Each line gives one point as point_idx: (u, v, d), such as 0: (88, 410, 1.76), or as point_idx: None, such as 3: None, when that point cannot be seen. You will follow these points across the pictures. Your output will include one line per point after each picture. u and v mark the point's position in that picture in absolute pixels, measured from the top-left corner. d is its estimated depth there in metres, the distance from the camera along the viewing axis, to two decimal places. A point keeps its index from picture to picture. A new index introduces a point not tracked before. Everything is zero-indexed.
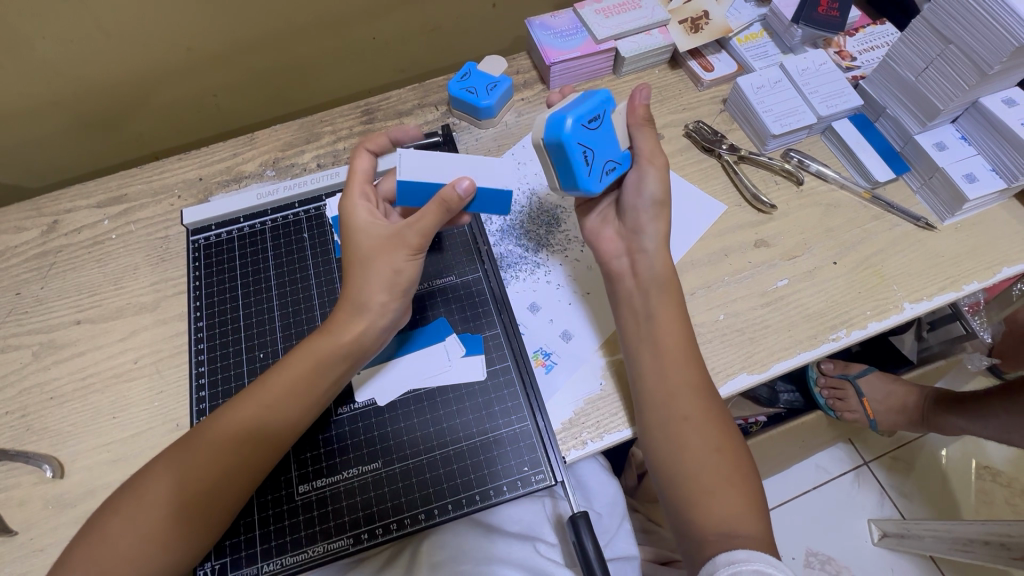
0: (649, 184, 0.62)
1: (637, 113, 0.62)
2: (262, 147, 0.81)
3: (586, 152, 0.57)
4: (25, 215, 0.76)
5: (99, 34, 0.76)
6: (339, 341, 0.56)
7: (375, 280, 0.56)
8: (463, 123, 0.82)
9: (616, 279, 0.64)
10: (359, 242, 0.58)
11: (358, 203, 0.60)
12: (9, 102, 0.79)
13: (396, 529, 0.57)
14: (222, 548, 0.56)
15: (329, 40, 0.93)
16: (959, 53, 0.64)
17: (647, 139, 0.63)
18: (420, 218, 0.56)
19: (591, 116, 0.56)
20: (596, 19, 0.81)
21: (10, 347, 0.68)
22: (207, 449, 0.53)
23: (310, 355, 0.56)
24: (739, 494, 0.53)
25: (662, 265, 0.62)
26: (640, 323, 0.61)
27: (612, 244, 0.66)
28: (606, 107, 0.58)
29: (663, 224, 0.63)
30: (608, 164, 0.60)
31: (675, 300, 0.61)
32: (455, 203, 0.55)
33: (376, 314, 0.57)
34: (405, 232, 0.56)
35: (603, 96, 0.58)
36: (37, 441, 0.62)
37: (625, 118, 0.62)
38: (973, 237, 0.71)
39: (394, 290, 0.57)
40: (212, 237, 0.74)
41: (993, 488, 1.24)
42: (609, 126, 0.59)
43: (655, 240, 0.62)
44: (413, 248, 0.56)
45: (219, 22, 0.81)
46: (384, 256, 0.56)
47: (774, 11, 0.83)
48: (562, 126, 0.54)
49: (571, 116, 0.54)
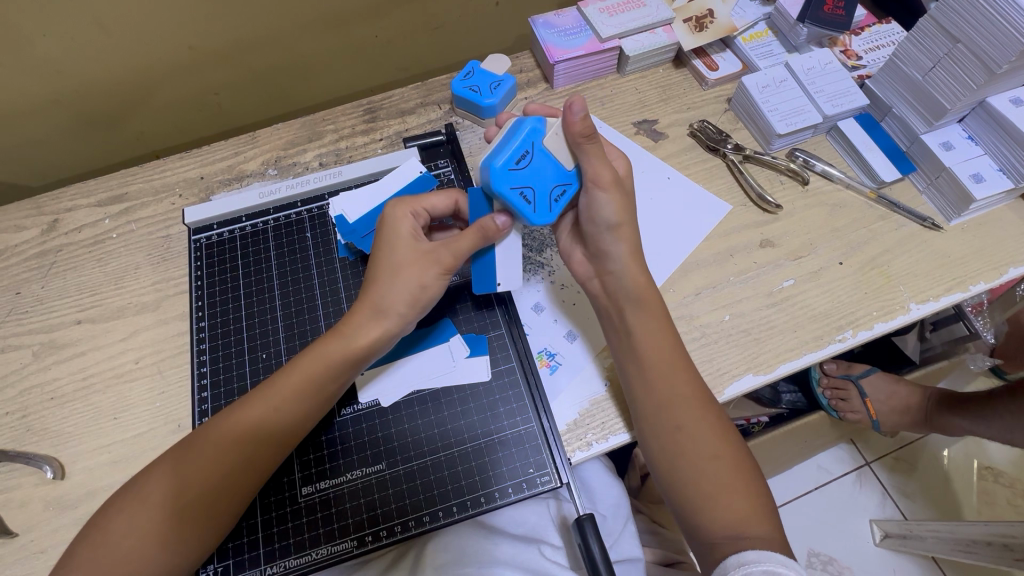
0: (602, 207, 0.58)
1: (573, 131, 0.54)
2: (264, 146, 0.80)
3: (524, 193, 0.55)
4: (25, 214, 0.75)
5: (99, 31, 0.75)
6: (353, 343, 0.55)
7: (400, 290, 0.56)
8: (466, 123, 0.82)
9: (592, 300, 0.63)
10: (392, 247, 0.58)
11: (402, 207, 0.60)
12: (9, 100, 0.79)
13: (400, 531, 0.56)
14: (224, 550, 0.56)
15: (331, 38, 0.92)
16: (967, 53, 0.64)
17: (594, 160, 0.57)
18: (458, 238, 0.57)
19: (517, 155, 0.55)
20: (600, 18, 0.81)
21: (10, 347, 0.67)
22: (208, 451, 0.52)
23: (320, 357, 0.55)
24: (745, 496, 0.53)
25: (632, 283, 0.60)
26: (620, 339, 0.60)
27: (582, 265, 0.65)
28: (533, 138, 0.55)
29: (627, 242, 0.60)
30: (554, 191, 0.57)
31: (655, 314, 0.59)
32: (493, 233, 0.56)
33: (379, 313, 0.56)
34: (441, 251, 0.57)
35: (529, 127, 0.55)
36: (38, 442, 0.62)
37: (564, 138, 0.56)
38: (979, 238, 0.71)
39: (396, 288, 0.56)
40: (213, 236, 0.73)
41: (995, 488, 1.24)
42: (542, 155, 0.56)
43: (621, 259, 0.60)
44: (444, 268, 0.57)
45: (220, 20, 0.81)
46: (413, 269, 0.56)
47: (779, 10, 0.82)
48: (488, 175, 0.54)
49: (496, 167, 0.53)
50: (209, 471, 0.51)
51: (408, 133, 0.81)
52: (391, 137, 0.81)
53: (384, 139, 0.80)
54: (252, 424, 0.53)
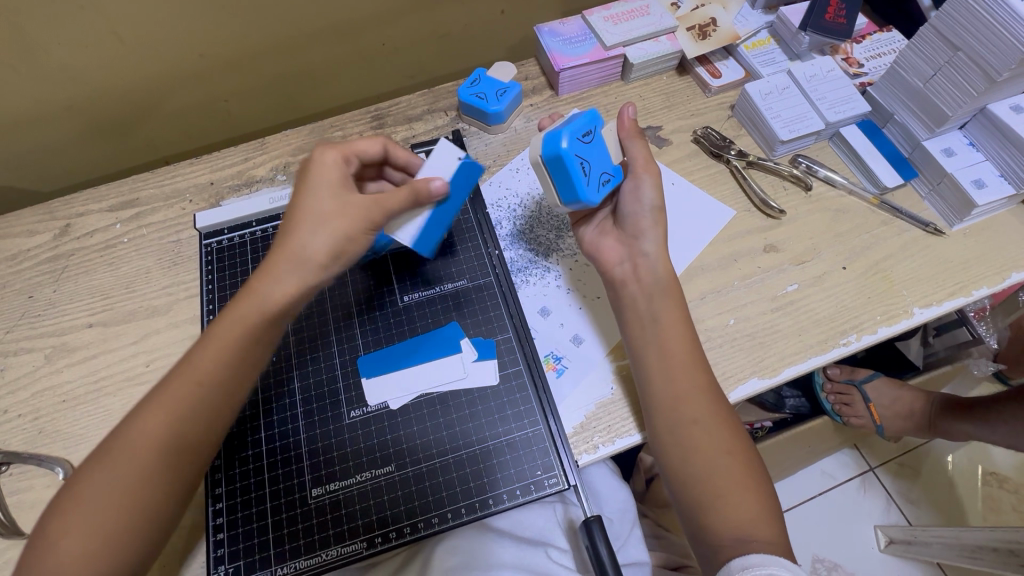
0: (646, 191, 0.63)
1: (624, 127, 0.64)
2: (272, 152, 0.81)
3: (582, 164, 0.58)
4: (38, 219, 0.76)
5: (113, 39, 0.77)
6: (269, 300, 0.55)
7: (322, 239, 0.55)
8: (473, 129, 0.83)
9: (620, 286, 0.63)
10: (313, 193, 0.57)
11: (333, 151, 0.60)
12: (23, 108, 0.80)
13: (408, 533, 0.57)
14: (236, 551, 0.56)
15: (339, 46, 0.93)
16: (967, 61, 0.65)
17: (639, 149, 0.64)
18: (390, 195, 0.57)
19: (584, 131, 0.58)
20: (604, 26, 0.82)
21: (23, 351, 0.68)
22: (209, 383, 0.53)
23: (238, 320, 0.55)
24: (753, 499, 0.53)
25: (663, 268, 0.62)
26: (645, 329, 0.60)
27: (613, 251, 0.65)
28: (597, 121, 0.60)
29: (662, 229, 0.63)
30: (604, 175, 0.61)
31: (678, 303, 0.61)
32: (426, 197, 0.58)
33: (298, 266, 0.55)
34: (371, 207, 0.56)
35: (593, 113, 0.60)
36: (49, 444, 0.63)
37: (614, 135, 0.64)
38: (982, 244, 0.71)
39: (322, 247, 0.55)
40: (224, 241, 0.74)
41: (1001, 494, 1.23)
42: (602, 140, 0.61)
43: (655, 244, 0.63)
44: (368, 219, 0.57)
45: (231, 28, 0.82)
46: (337, 222, 0.56)
47: (781, 19, 0.83)
48: (556, 139, 0.56)
49: (565, 132, 0.56)
50: (223, 403, 0.54)
51: (415, 139, 0.82)
52: (398, 144, 0.82)
53: None
54: (250, 344, 0.55)
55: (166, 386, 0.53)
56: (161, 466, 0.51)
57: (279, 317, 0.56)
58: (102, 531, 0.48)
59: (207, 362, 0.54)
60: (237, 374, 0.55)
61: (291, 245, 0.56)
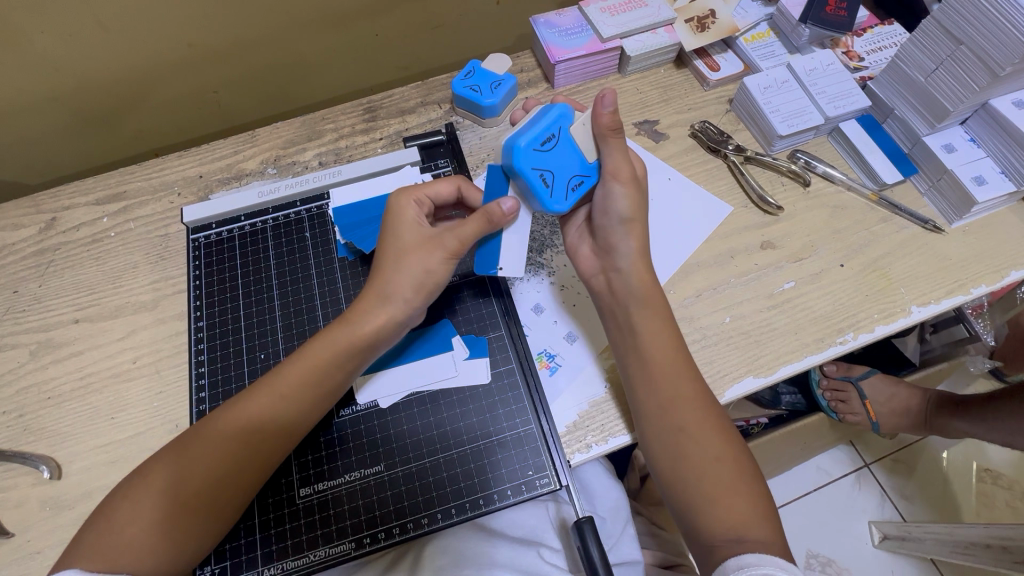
0: (616, 202, 0.59)
1: (602, 124, 0.57)
2: (263, 145, 0.80)
3: (543, 175, 0.57)
4: (23, 211, 0.75)
5: (99, 28, 0.75)
6: (358, 330, 0.55)
7: (406, 275, 0.56)
8: (467, 122, 0.81)
9: (596, 296, 0.63)
10: (397, 234, 0.58)
11: (406, 195, 0.60)
12: (7, 98, 0.78)
13: (397, 534, 0.56)
14: (222, 552, 0.55)
15: (331, 36, 0.91)
16: (970, 55, 0.63)
17: (615, 151, 0.59)
18: (463, 224, 0.57)
19: (544, 136, 0.56)
20: (601, 17, 0.80)
21: (7, 346, 0.67)
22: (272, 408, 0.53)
23: (328, 344, 0.55)
24: (745, 500, 0.52)
25: (638, 283, 0.60)
26: (623, 336, 0.60)
27: (588, 260, 0.65)
28: (561, 123, 0.57)
29: (636, 240, 0.61)
30: (572, 179, 0.59)
31: (659, 313, 0.59)
32: (499, 218, 0.56)
33: (385, 302, 0.56)
34: (445, 236, 0.57)
35: (559, 112, 0.57)
36: (34, 442, 0.62)
37: (590, 129, 0.59)
38: (980, 240, 0.71)
39: (408, 280, 0.56)
40: (212, 236, 0.73)
41: (995, 491, 1.23)
42: (567, 144, 0.58)
43: (629, 258, 0.60)
44: (449, 252, 0.57)
45: (221, 18, 0.81)
46: (417, 255, 0.57)
47: (781, 11, 0.82)
48: (512, 152, 0.55)
49: (520, 146, 0.55)
50: (285, 428, 0.54)
51: (407, 132, 0.81)
52: (391, 137, 0.80)
53: (383, 139, 0.80)
54: (320, 371, 0.55)
55: (251, 396, 0.54)
56: (204, 476, 0.51)
57: (371, 347, 0.56)
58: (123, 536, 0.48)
59: (293, 377, 0.54)
60: (316, 399, 0.55)
61: (377, 279, 0.57)
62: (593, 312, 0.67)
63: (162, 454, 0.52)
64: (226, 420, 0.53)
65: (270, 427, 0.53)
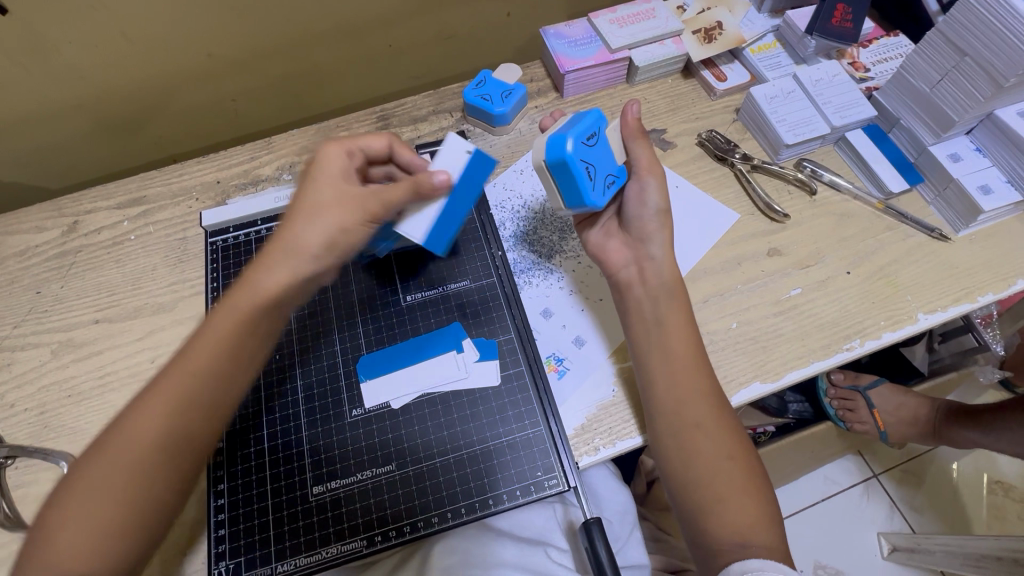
0: (651, 194, 0.63)
1: (629, 127, 0.64)
2: (278, 152, 0.82)
3: (587, 168, 0.58)
4: (47, 215, 0.77)
5: (122, 38, 0.77)
6: (261, 292, 0.54)
7: (314, 232, 0.55)
8: (477, 130, 0.83)
9: (625, 288, 0.63)
10: (317, 183, 0.58)
11: (335, 146, 0.60)
12: (33, 106, 0.81)
13: (409, 532, 0.57)
14: (236, 548, 0.56)
15: (345, 46, 0.94)
16: (974, 66, 0.64)
17: (644, 150, 0.63)
18: (390, 190, 0.57)
19: (589, 133, 0.58)
20: (610, 28, 0.82)
21: (29, 346, 0.69)
22: None
23: (234, 312, 0.53)
24: (754, 503, 0.53)
25: (669, 272, 0.62)
26: (649, 331, 0.60)
27: (619, 253, 0.65)
28: (602, 124, 0.60)
29: (668, 231, 0.63)
30: (608, 177, 0.61)
31: (684, 307, 0.61)
32: (427, 188, 0.59)
33: (291, 257, 0.55)
34: (368, 199, 0.57)
35: (597, 113, 0.60)
36: (54, 439, 0.63)
37: (620, 134, 0.64)
38: (988, 249, 0.71)
39: (320, 236, 0.55)
40: (229, 239, 0.74)
41: (1006, 503, 1.22)
42: (607, 143, 0.61)
43: (662, 247, 0.63)
44: (369, 217, 0.57)
45: (239, 28, 0.83)
46: (335, 212, 0.56)
47: (787, 23, 0.83)
48: (560, 147, 0.56)
49: (570, 137, 0.56)
50: None
51: (420, 140, 0.82)
52: (403, 144, 0.82)
53: None
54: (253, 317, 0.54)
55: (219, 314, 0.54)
56: None
57: (277, 306, 0.55)
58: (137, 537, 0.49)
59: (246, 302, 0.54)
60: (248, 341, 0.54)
61: (285, 236, 0.56)
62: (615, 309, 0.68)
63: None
64: None
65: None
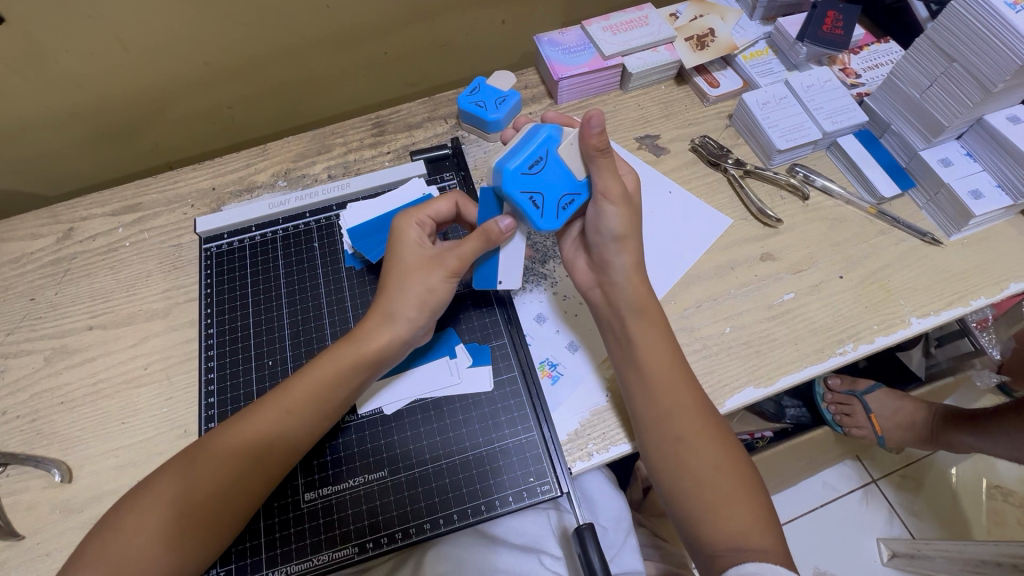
0: (608, 220, 0.60)
1: (588, 143, 0.57)
2: (274, 158, 0.82)
3: (533, 198, 0.58)
4: (42, 222, 0.77)
5: (120, 47, 0.78)
6: (364, 348, 0.57)
7: (409, 293, 0.58)
8: (472, 137, 0.84)
9: (595, 310, 0.64)
10: (401, 254, 0.61)
11: (408, 218, 0.63)
12: (31, 114, 0.82)
13: (401, 538, 0.57)
14: (228, 555, 0.56)
15: (342, 54, 0.95)
16: (963, 71, 0.65)
17: (606, 170, 0.59)
18: (463, 243, 0.59)
19: (532, 160, 0.58)
20: (603, 36, 0.83)
21: (23, 352, 0.69)
22: (274, 423, 0.55)
23: (335, 359, 0.57)
24: (747, 508, 0.53)
25: (632, 296, 0.61)
26: (623, 349, 0.61)
27: (585, 274, 0.66)
28: (547, 146, 0.58)
29: (629, 256, 0.61)
30: (564, 198, 0.59)
31: (657, 327, 0.60)
32: (496, 237, 0.58)
33: (390, 321, 0.58)
34: (447, 255, 0.59)
35: (545, 134, 0.58)
36: (46, 446, 0.63)
37: (577, 148, 0.59)
38: (980, 253, 0.71)
39: (411, 299, 0.58)
40: (224, 245, 0.75)
41: (1005, 508, 1.21)
42: (557, 164, 0.59)
43: (624, 273, 0.61)
44: (450, 271, 0.59)
45: (237, 37, 0.84)
46: (422, 273, 0.59)
47: (778, 30, 0.84)
48: (501, 176, 0.57)
49: (508, 169, 0.56)
50: (284, 437, 0.55)
51: (414, 146, 0.83)
52: (398, 150, 0.82)
53: (391, 152, 0.82)
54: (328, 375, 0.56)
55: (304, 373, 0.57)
56: (206, 484, 0.52)
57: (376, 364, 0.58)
58: (127, 546, 0.49)
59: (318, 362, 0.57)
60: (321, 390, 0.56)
61: (382, 302, 0.59)
62: (593, 326, 0.67)
63: (173, 464, 0.54)
64: (230, 433, 0.54)
65: (269, 440, 0.54)
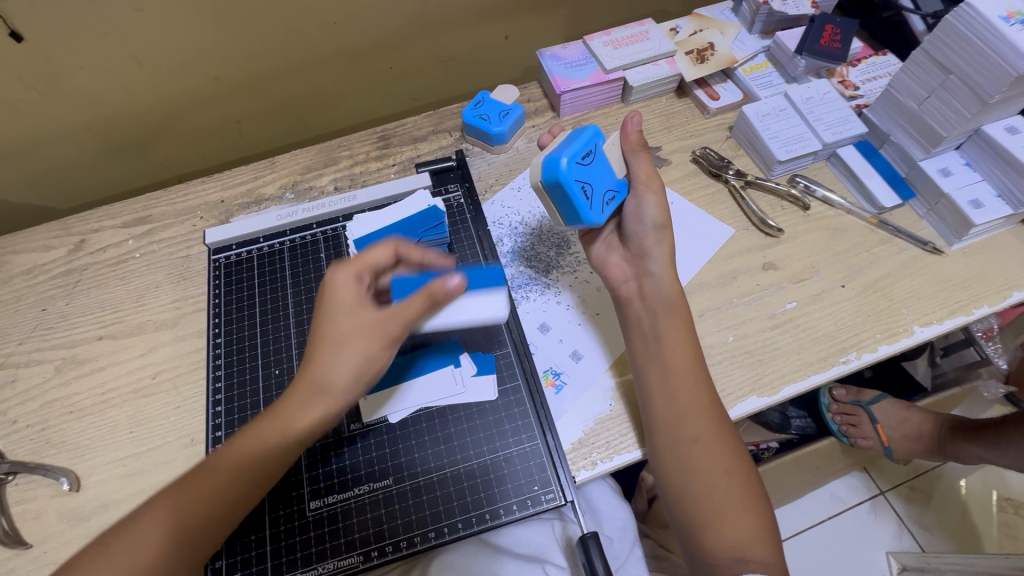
0: (648, 209, 0.64)
1: (630, 141, 0.65)
2: (282, 171, 0.84)
3: (584, 187, 0.59)
4: (54, 234, 0.79)
5: (134, 64, 0.80)
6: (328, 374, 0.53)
7: (344, 364, 0.53)
8: (476, 149, 0.85)
9: (625, 303, 0.64)
10: (332, 318, 0.55)
11: (343, 271, 0.56)
12: (45, 130, 0.84)
13: (406, 547, 0.57)
14: (232, 564, 0.56)
15: (349, 70, 0.97)
16: (960, 83, 0.66)
17: (642, 164, 0.66)
18: (403, 307, 0.54)
19: (584, 152, 0.59)
20: (605, 51, 0.84)
21: (33, 362, 0.70)
22: None
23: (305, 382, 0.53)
24: (752, 518, 0.53)
25: (668, 287, 0.63)
26: (649, 345, 0.61)
27: (619, 269, 0.67)
28: (597, 141, 0.61)
29: (667, 246, 0.64)
30: (608, 194, 0.62)
31: (683, 320, 0.61)
32: (442, 298, 0.53)
33: (323, 392, 0.53)
34: (388, 321, 0.54)
35: (593, 130, 0.61)
36: (54, 455, 0.64)
37: (619, 147, 0.65)
38: (981, 262, 0.72)
39: (347, 369, 0.53)
40: (232, 256, 0.76)
41: (1016, 521, 1.20)
42: (603, 162, 0.62)
43: (661, 263, 0.64)
44: (389, 338, 0.54)
45: (246, 53, 0.86)
46: (355, 343, 0.53)
47: (777, 44, 0.86)
48: (559, 164, 0.56)
49: (566, 159, 0.56)
50: None
51: (419, 159, 0.84)
52: (404, 163, 0.84)
53: (396, 165, 0.84)
54: None
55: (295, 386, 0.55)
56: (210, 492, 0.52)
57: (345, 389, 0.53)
58: None
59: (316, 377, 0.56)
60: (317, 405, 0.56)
61: (312, 369, 0.53)
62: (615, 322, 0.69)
63: None
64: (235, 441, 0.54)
65: None
